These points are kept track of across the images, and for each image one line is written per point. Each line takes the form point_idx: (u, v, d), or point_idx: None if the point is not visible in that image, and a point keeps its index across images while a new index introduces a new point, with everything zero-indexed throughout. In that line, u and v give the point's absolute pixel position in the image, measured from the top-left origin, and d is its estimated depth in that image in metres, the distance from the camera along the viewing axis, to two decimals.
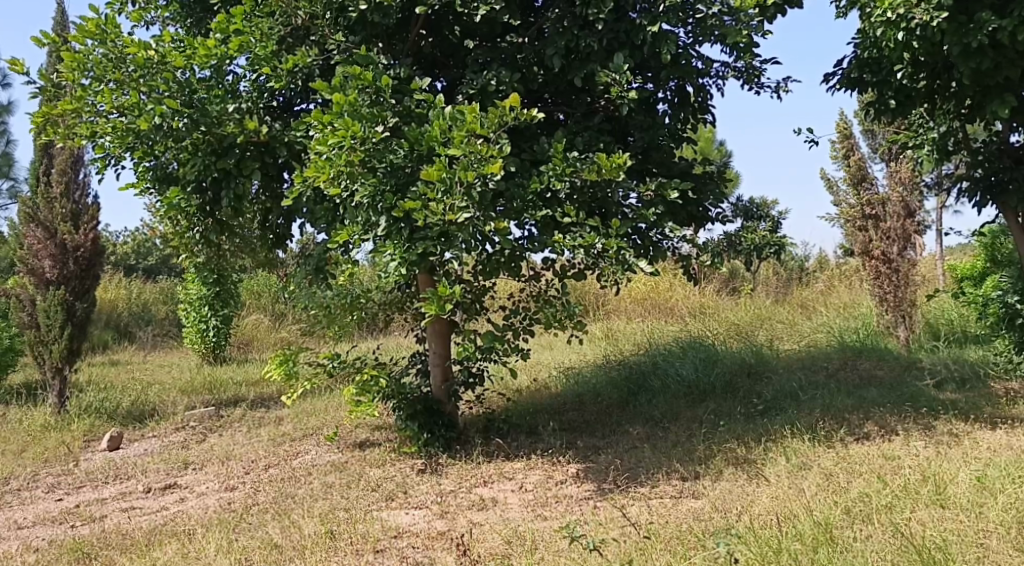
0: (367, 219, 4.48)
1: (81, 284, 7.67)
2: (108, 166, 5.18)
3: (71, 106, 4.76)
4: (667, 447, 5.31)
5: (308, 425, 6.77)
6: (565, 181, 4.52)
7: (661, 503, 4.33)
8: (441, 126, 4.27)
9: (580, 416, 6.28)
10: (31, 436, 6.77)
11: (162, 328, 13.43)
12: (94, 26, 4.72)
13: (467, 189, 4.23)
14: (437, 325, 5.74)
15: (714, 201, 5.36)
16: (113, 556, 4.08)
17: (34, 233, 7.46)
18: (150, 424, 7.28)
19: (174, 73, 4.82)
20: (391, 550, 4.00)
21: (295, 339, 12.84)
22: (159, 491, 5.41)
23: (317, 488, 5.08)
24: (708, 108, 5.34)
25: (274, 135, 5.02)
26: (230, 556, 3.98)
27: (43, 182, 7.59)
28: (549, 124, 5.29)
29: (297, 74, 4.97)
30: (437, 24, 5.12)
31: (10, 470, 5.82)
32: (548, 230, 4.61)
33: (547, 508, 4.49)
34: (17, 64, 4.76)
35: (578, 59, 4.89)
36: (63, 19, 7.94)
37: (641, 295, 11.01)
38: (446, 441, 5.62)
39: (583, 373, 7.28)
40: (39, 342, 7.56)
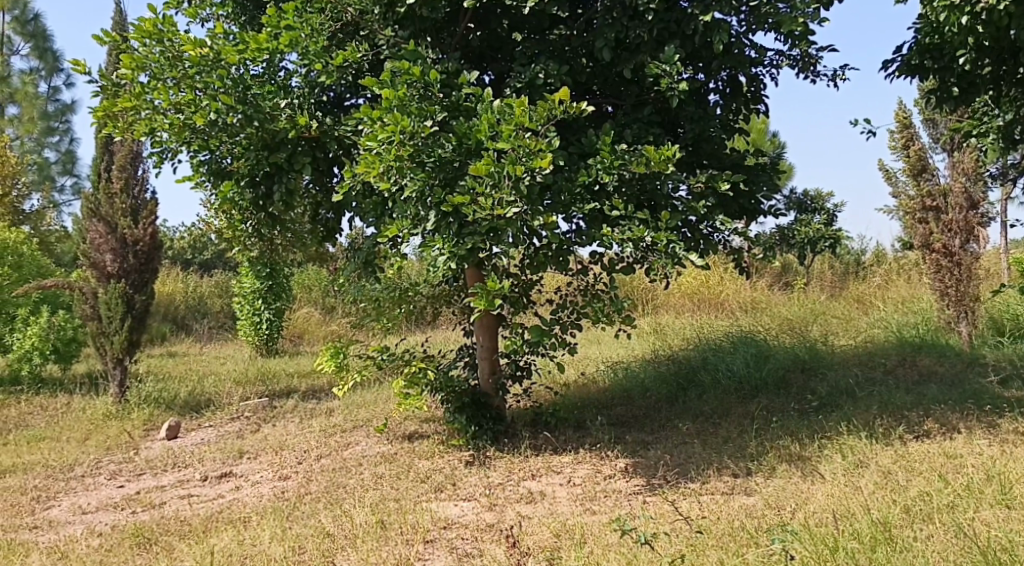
0: (417, 213, 4.53)
1: (140, 278, 7.86)
2: (164, 160, 5.30)
3: (130, 103, 4.89)
4: (718, 443, 5.24)
5: (358, 417, 6.86)
6: (613, 174, 4.50)
7: (712, 500, 4.27)
8: (489, 119, 4.27)
9: (628, 410, 6.24)
10: (94, 425, 6.99)
11: (217, 321, 13.74)
12: (152, 25, 4.83)
13: (516, 183, 4.22)
14: (484, 319, 5.72)
15: (768, 194, 5.23)
16: (172, 542, 4.18)
17: (96, 227, 7.68)
18: (206, 414, 7.46)
19: (228, 69, 4.87)
20: (440, 542, 4.03)
21: (345, 332, 13.01)
22: (215, 479, 5.53)
23: (367, 479, 5.14)
24: (761, 99, 5.23)
25: (324, 131, 5.08)
26: (283, 544, 4.05)
27: (104, 178, 7.83)
28: (597, 117, 5.27)
29: (346, 69, 5.01)
30: (485, 18, 5.10)
31: (74, 458, 6.02)
32: (596, 223, 4.60)
33: (596, 502, 4.47)
34: (79, 64, 4.90)
35: (627, 51, 4.87)
36: (122, 20, 8.15)
37: (690, 289, 10.90)
38: (494, 434, 5.64)
39: (632, 367, 7.23)
40: (101, 334, 7.79)
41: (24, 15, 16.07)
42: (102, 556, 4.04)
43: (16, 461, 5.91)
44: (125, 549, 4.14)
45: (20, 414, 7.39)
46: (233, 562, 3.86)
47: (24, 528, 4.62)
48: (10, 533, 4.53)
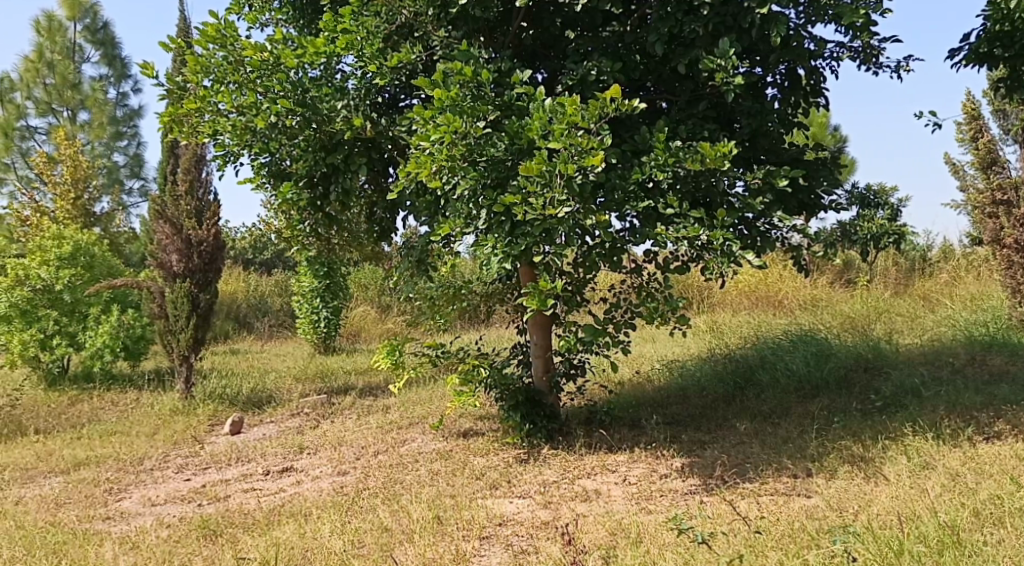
0: (469, 212, 4.60)
1: (204, 277, 8.08)
2: (227, 162, 5.45)
3: (195, 106, 5.05)
4: (778, 443, 5.15)
5: (414, 413, 6.95)
6: (668, 172, 4.45)
7: (771, 500, 4.21)
8: (541, 118, 4.27)
9: (684, 409, 6.18)
10: (162, 420, 7.24)
11: (277, 318, 14.07)
12: (215, 30, 4.97)
13: (568, 182, 4.22)
14: (538, 317, 5.72)
15: (828, 188, 5.13)
16: (237, 534, 4.32)
17: (162, 228, 7.95)
18: (268, 410, 7.66)
19: (288, 73, 4.99)
20: (496, 538, 4.07)
21: (401, 330, 13.19)
22: (277, 473, 5.67)
23: (424, 475, 5.21)
24: (821, 92, 5.10)
25: (379, 132, 5.18)
26: (343, 537, 4.14)
27: (171, 180, 8.16)
28: (652, 113, 5.23)
29: (400, 70, 5.06)
30: (538, 16, 5.11)
31: (144, 451, 6.24)
32: (650, 221, 4.57)
33: (651, 502, 4.44)
34: (147, 68, 5.07)
35: (682, 45, 4.81)
36: (186, 27, 8.40)
37: (747, 287, 10.75)
38: (548, 432, 5.65)
39: (687, 366, 7.15)
40: (168, 332, 8.06)
41: (95, 24, 16.70)
42: (171, 547, 4.17)
43: (90, 453, 6.15)
44: (193, 540, 4.28)
45: (93, 408, 7.69)
46: (296, 554, 3.96)
47: (98, 518, 4.81)
48: (86, 523, 4.72)
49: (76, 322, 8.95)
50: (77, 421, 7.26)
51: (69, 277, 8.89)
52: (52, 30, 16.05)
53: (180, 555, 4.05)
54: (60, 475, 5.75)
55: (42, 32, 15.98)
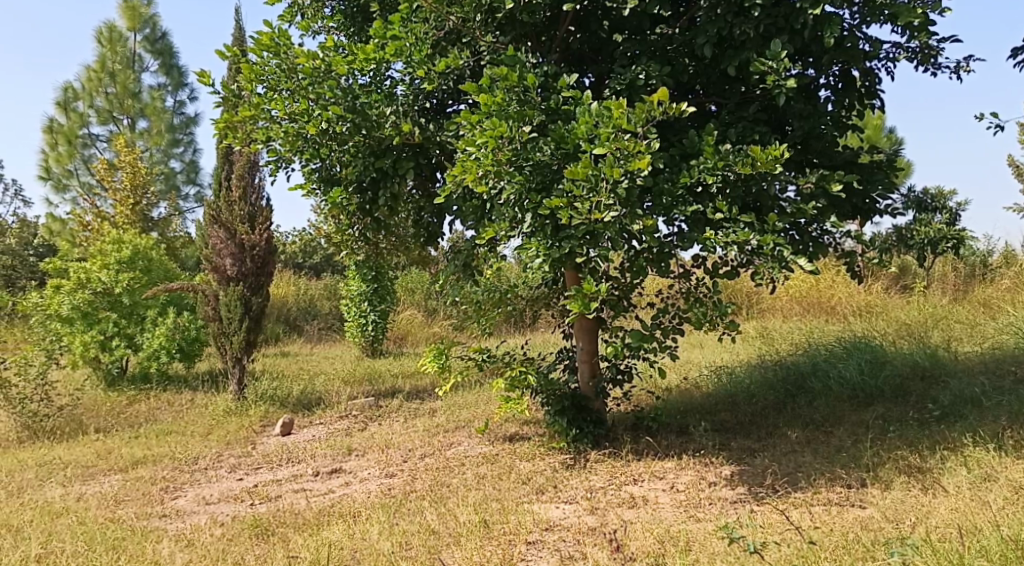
0: (514, 215, 4.59)
1: (256, 281, 8.26)
2: (279, 168, 5.55)
3: (249, 113, 5.15)
4: (830, 452, 5.04)
5: (460, 417, 6.98)
6: (717, 176, 4.39)
7: (824, 511, 4.12)
8: (587, 122, 4.26)
9: (733, 416, 6.09)
10: (215, 420, 7.40)
11: (326, 322, 14.28)
12: (269, 39, 5.07)
13: (614, 186, 4.20)
14: (583, 322, 5.69)
15: (883, 192, 5.01)
16: (288, 534, 4.39)
17: (217, 233, 8.12)
18: (317, 412, 7.77)
19: (338, 80, 5.08)
20: (543, 543, 4.06)
21: (447, 333, 13.27)
22: (326, 474, 5.75)
23: (470, 478, 5.23)
24: (875, 94, 4.98)
25: (427, 137, 5.21)
26: (391, 539, 4.18)
27: (225, 186, 8.29)
28: (701, 116, 5.18)
29: (448, 75, 5.12)
30: (586, 20, 5.13)
31: (198, 451, 6.38)
32: (698, 226, 4.51)
33: (700, 510, 4.39)
34: (203, 76, 5.19)
35: (732, 47, 4.74)
36: (241, 36, 8.58)
37: (799, 293, 10.58)
38: (594, 438, 5.62)
39: (737, 372, 7.04)
40: (221, 334, 8.24)
41: (154, 34, 17.17)
42: (225, 545, 4.26)
43: (147, 452, 6.32)
44: (245, 539, 4.36)
45: (149, 408, 7.90)
46: (345, 554, 4.01)
47: (154, 516, 4.93)
48: (143, 520, 4.84)
49: (134, 324, 9.21)
50: (135, 420, 7.46)
51: (128, 280, 9.14)
52: (114, 41, 16.55)
53: (233, 554, 4.13)
54: (118, 473, 5.92)
55: (105, 43, 16.49)
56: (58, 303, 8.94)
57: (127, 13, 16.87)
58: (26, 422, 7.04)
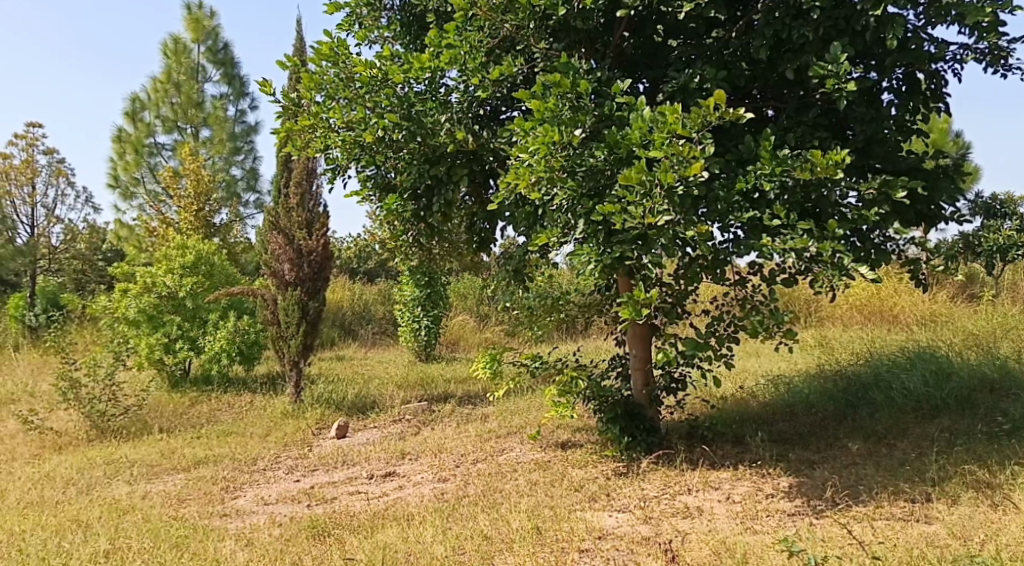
0: (567, 221, 4.61)
1: (314, 285, 8.41)
2: (336, 176, 5.65)
3: (308, 122, 5.25)
4: (893, 465, 4.91)
5: (512, 423, 7.00)
6: (775, 181, 4.32)
7: (887, 525, 4.02)
8: (641, 128, 4.23)
9: (792, 427, 5.97)
10: (273, 422, 7.56)
11: (380, 326, 14.47)
12: (329, 49, 5.20)
13: (668, 192, 4.16)
14: (635, 329, 5.63)
15: (949, 199, 4.86)
16: (344, 535, 4.46)
17: (276, 239, 8.31)
18: (372, 416, 7.88)
19: (394, 89, 5.17)
20: (596, 551, 4.05)
21: (499, 339, 13.32)
22: (380, 477, 5.82)
23: (523, 484, 5.24)
24: (942, 97, 4.84)
25: (481, 143, 5.25)
26: (445, 543, 4.21)
27: (284, 194, 8.47)
28: (757, 121, 5.12)
29: (502, 83, 5.11)
30: (641, 26, 5.10)
31: (257, 452, 6.52)
32: (755, 232, 4.42)
33: (757, 521, 4.32)
34: (266, 86, 5.33)
35: (790, 50, 4.67)
36: (301, 46, 8.77)
37: (860, 301, 10.34)
38: (648, 446, 5.56)
39: (795, 382, 6.91)
40: (280, 337, 8.42)
41: (216, 45, 17.65)
42: (283, 545, 4.35)
43: (208, 453, 6.48)
44: (303, 539, 4.44)
45: (211, 410, 8.11)
46: (400, 557, 4.05)
47: (215, 515, 5.05)
48: (205, 519, 4.97)
49: (197, 327, 9.47)
50: (197, 421, 7.67)
51: (191, 284, 9.40)
52: (178, 52, 17.09)
53: (292, 554, 4.20)
54: (182, 472, 6.09)
55: (168, 55, 17.10)
56: (126, 306, 9.28)
57: (191, 25, 17.41)
58: (95, 421, 7.30)
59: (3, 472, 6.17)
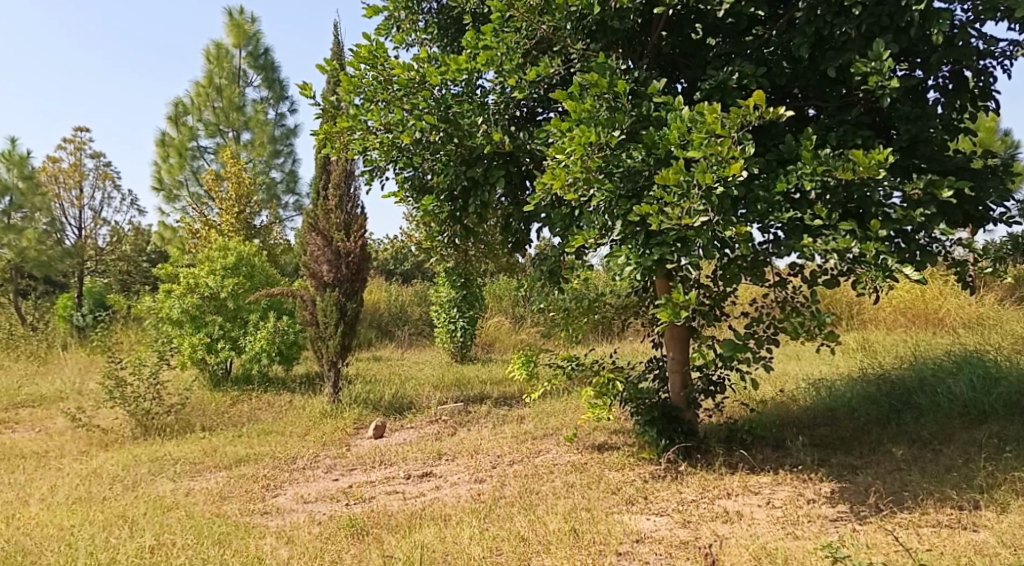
0: (604, 223, 4.57)
1: (351, 286, 8.50)
2: (374, 177, 5.70)
3: (347, 124, 5.30)
4: (939, 471, 4.80)
5: (548, 425, 6.99)
6: (816, 181, 4.26)
7: (933, 533, 3.94)
8: (680, 128, 4.20)
9: (833, 431, 5.86)
10: (312, 421, 7.65)
11: (417, 327, 14.56)
12: (368, 52, 5.22)
13: (707, 193, 4.13)
14: (673, 331, 5.58)
15: (997, 199, 4.74)
16: (382, 534, 4.49)
17: (314, 241, 8.41)
18: (408, 416, 7.93)
19: (432, 91, 5.16)
20: (634, 555, 4.02)
21: (535, 341, 13.32)
22: (417, 477, 5.86)
23: (559, 486, 5.23)
24: (990, 95, 4.73)
25: (518, 145, 5.25)
26: (482, 544, 4.22)
27: (322, 196, 8.56)
28: (798, 120, 5.04)
29: (539, 83, 5.10)
30: (679, 25, 5.06)
31: (296, 451, 6.60)
32: (796, 233, 4.38)
33: (799, 527, 4.26)
34: (306, 89, 5.39)
35: (833, 48, 4.59)
36: (339, 50, 8.88)
37: (903, 304, 10.14)
38: (686, 449, 5.51)
39: (836, 386, 6.79)
40: (318, 338, 8.51)
41: (257, 50, 17.91)
42: (322, 543, 4.39)
43: (249, 451, 6.58)
44: (342, 538, 4.48)
45: (251, 409, 8.23)
46: (437, 557, 4.07)
47: (256, 512, 5.13)
48: (246, 516, 5.04)
49: (237, 328, 9.62)
50: (238, 420, 7.79)
51: (232, 285, 9.55)
52: (220, 57, 17.40)
53: (331, 552, 4.24)
54: (224, 470, 6.19)
55: (211, 60, 17.37)
56: (170, 306, 9.49)
57: (233, 31, 17.73)
58: (140, 419, 7.45)
59: (52, 468, 6.33)
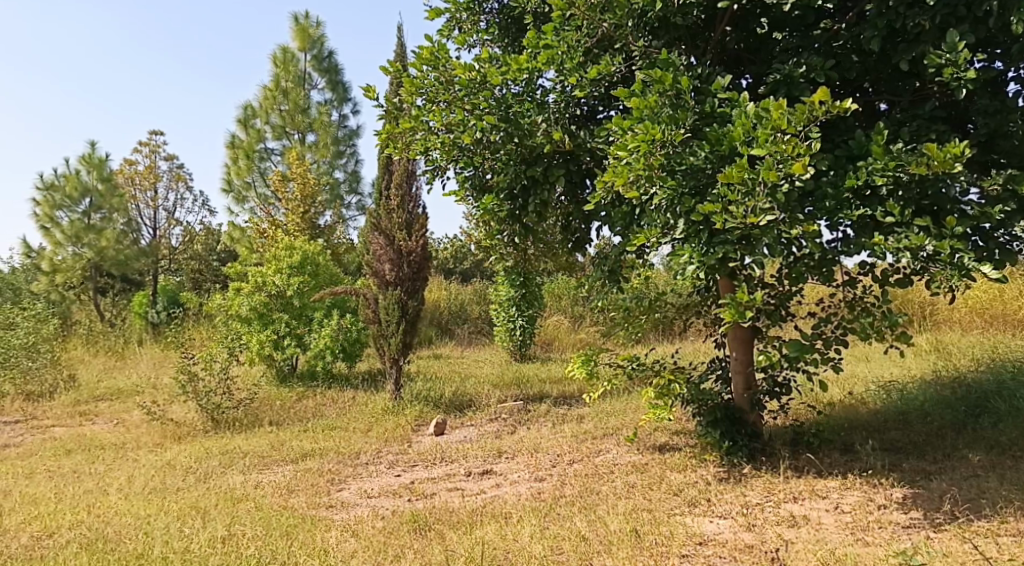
0: (666, 221, 4.53)
1: (413, 285, 8.59)
2: (435, 177, 5.75)
3: (409, 125, 5.36)
4: (1020, 478, 4.61)
5: (608, 424, 6.96)
6: (888, 177, 4.11)
7: (1013, 542, 3.79)
8: (744, 124, 4.13)
9: (905, 435, 5.68)
10: (375, 417, 7.77)
11: (476, 326, 14.64)
12: (430, 53, 5.27)
13: (772, 190, 4.05)
14: (736, 332, 5.47)
15: None
16: (444, 530, 4.54)
17: (377, 240, 8.54)
18: (469, 414, 7.99)
19: (492, 91, 5.20)
20: (697, 557, 3.98)
21: (594, 340, 13.26)
22: (478, 475, 5.90)
23: (620, 487, 5.19)
24: None
25: (578, 144, 5.22)
26: (543, 542, 4.22)
27: (384, 196, 8.70)
28: (868, 115, 4.91)
29: (600, 82, 5.06)
30: (744, 19, 4.93)
31: (360, 447, 6.72)
32: (866, 231, 4.27)
33: (869, 533, 4.15)
34: (369, 91, 5.47)
35: (906, 41, 4.45)
36: (401, 51, 8.99)
37: (979, 305, 9.76)
38: (750, 451, 5.42)
39: (908, 389, 6.58)
40: (380, 335, 8.64)
41: (321, 53, 18.27)
42: (386, 537, 4.46)
43: (314, 446, 6.72)
44: (404, 533, 4.54)
45: (315, 404, 8.40)
46: (498, 554, 4.09)
47: (322, 506, 5.23)
48: (312, 509, 5.15)
49: (303, 325, 9.84)
50: (303, 415, 7.97)
51: (298, 283, 9.78)
52: (286, 62, 17.81)
53: (394, 547, 4.31)
54: (291, 464, 6.34)
55: (278, 64, 17.79)
56: (239, 304, 9.73)
57: (299, 35, 18.13)
58: (210, 413, 7.69)
59: (129, 459, 6.58)
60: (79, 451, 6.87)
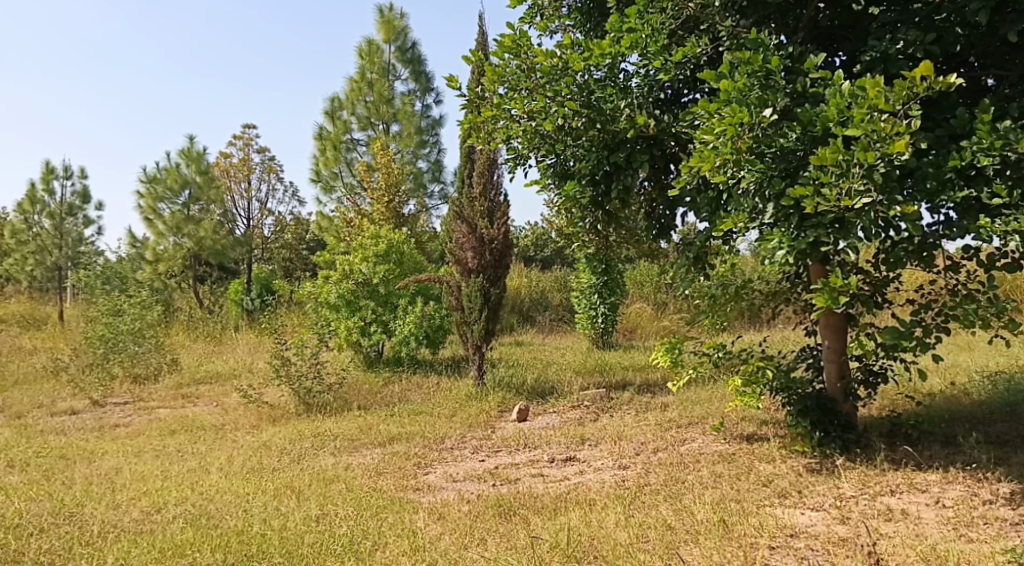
0: (754, 206, 4.38)
1: (494, 273, 8.65)
2: (517, 165, 5.74)
3: (491, 113, 5.33)
4: None
5: (693, 413, 6.85)
6: (994, 157, 3.87)
7: None
8: (838, 104, 3.96)
9: (1012, 429, 5.39)
10: (459, 403, 7.88)
11: (558, 313, 14.64)
12: (512, 40, 5.23)
13: (868, 171, 3.87)
14: (829, 319, 5.30)
15: None
16: (529, 516, 4.57)
17: (460, 228, 8.61)
18: (551, 401, 8.02)
19: (574, 77, 5.14)
20: (787, 549, 3.89)
21: (678, 327, 13.10)
22: (561, 461, 5.91)
23: (706, 476, 5.10)
24: None
25: (662, 129, 5.17)
26: (628, 530, 4.20)
27: (468, 183, 8.77)
28: (973, 90, 4.67)
29: (685, 65, 4.96)
30: None
31: (445, 432, 6.82)
32: (971, 213, 4.05)
33: (973, 529, 3.96)
34: (453, 81, 5.52)
35: (1015, 11, 4.17)
36: (483, 40, 9.03)
37: None
38: (844, 443, 5.25)
39: (1016, 381, 6.24)
40: (464, 323, 8.75)
41: (405, 44, 18.54)
42: (472, 521, 4.53)
43: (401, 430, 6.86)
44: (490, 517, 4.60)
45: (401, 389, 8.57)
46: (584, 540, 4.09)
47: (410, 488, 5.34)
48: (401, 492, 5.27)
49: (388, 312, 10.04)
50: (390, 400, 8.16)
51: (384, 272, 9.98)
52: (371, 54, 18.16)
53: (480, 530, 4.37)
54: (379, 447, 6.49)
55: (364, 56, 18.18)
56: (328, 292, 9.96)
57: (383, 27, 18.46)
58: (302, 397, 7.96)
59: (228, 440, 6.87)
60: (182, 432, 7.22)
